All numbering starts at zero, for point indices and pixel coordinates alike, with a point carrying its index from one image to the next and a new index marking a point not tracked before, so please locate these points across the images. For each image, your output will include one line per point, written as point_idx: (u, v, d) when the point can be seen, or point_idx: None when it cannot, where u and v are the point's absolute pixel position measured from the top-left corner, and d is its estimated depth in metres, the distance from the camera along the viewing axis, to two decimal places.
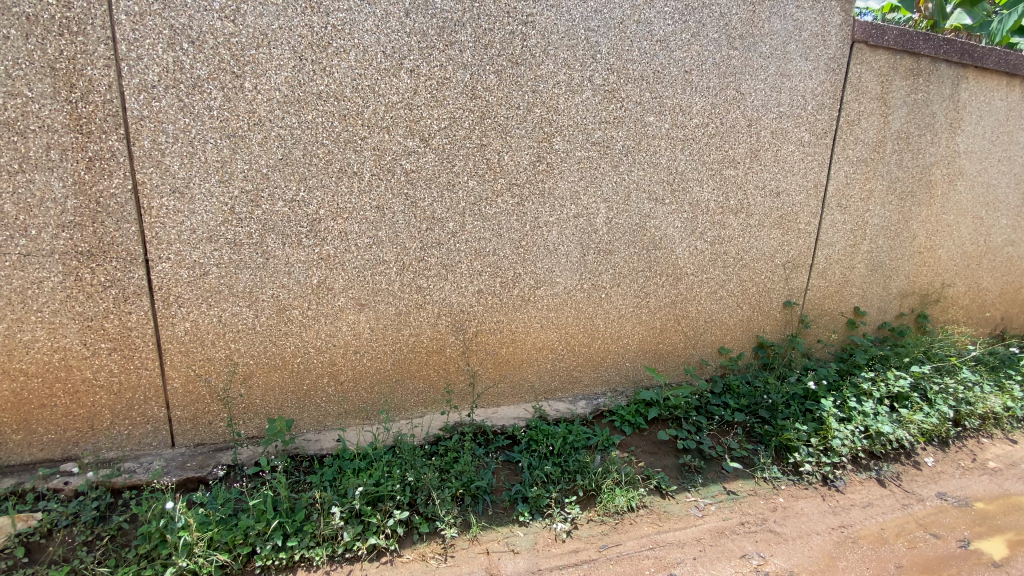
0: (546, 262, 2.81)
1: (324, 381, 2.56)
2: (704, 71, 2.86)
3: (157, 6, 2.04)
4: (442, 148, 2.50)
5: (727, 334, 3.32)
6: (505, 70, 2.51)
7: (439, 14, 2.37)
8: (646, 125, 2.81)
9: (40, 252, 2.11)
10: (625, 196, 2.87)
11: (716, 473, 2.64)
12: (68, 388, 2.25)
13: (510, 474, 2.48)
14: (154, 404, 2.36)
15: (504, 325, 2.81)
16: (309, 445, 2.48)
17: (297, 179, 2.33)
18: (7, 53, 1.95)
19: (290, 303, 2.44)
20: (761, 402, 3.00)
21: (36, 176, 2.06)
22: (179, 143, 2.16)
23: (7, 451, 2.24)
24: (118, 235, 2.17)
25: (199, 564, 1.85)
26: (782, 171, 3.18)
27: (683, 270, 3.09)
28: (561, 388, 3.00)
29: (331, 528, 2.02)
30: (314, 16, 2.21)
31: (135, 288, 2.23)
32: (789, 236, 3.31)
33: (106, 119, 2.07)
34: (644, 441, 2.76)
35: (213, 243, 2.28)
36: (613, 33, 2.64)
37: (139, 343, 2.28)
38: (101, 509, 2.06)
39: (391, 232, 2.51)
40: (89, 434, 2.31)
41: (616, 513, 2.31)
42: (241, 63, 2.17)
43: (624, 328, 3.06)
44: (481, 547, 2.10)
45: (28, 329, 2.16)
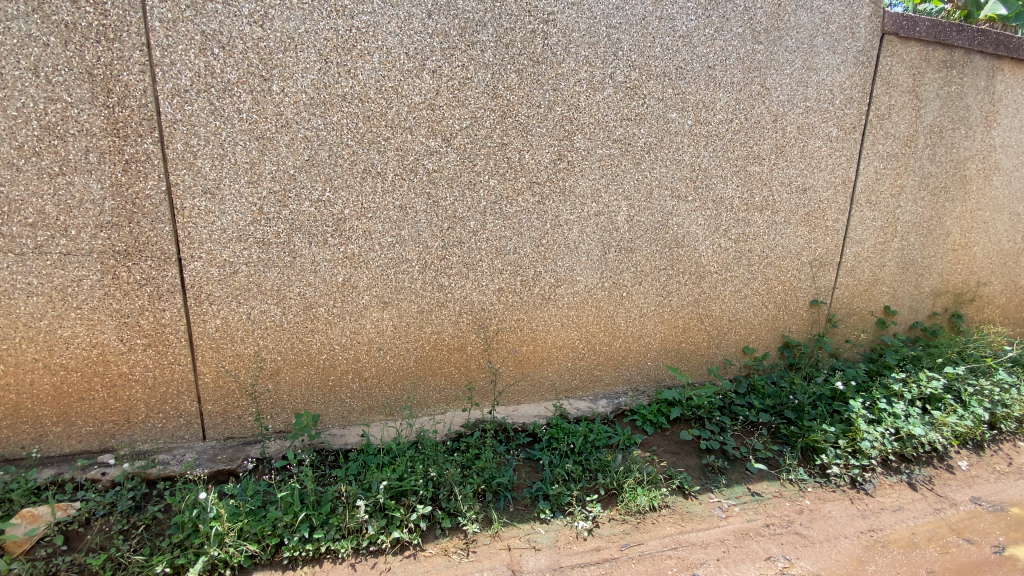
0: (567, 261, 2.81)
1: (348, 377, 2.61)
2: (728, 67, 2.82)
3: (189, 13, 2.10)
4: (464, 147, 2.52)
5: (751, 334, 3.27)
6: (526, 69, 2.52)
7: (460, 14, 2.38)
8: (669, 122, 2.79)
9: (79, 252, 2.20)
10: (647, 193, 2.85)
11: (740, 474, 2.60)
12: (106, 382, 2.34)
13: (531, 471, 2.48)
14: (186, 398, 2.43)
15: (524, 323, 2.82)
16: (334, 440, 2.53)
17: (323, 179, 2.38)
18: (48, 60, 2.03)
19: (316, 301, 2.49)
20: (787, 403, 2.95)
21: (75, 178, 2.14)
22: (210, 145, 2.22)
23: (48, 442, 2.33)
24: (153, 235, 2.25)
25: (229, 554, 1.91)
26: (809, 167, 3.12)
27: (706, 268, 3.06)
28: (582, 387, 2.99)
29: (356, 521, 2.05)
30: (340, 19, 2.25)
31: (169, 286, 2.30)
32: (816, 233, 3.24)
33: (141, 123, 2.15)
34: (666, 441, 2.73)
35: (242, 242, 2.34)
36: (635, 29, 2.62)
37: (172, 339, 2.35)
38: (137, 499, 2.13)
39: (414, 231, 2.54)
40: (126, 426, 2.40)
41: (638, 513, 2.30)
42: (269, 67, 2.22)
43: (646, 327, 3.04)
44: (503, 543, 2.11)
45: (68, 325, 2.25)
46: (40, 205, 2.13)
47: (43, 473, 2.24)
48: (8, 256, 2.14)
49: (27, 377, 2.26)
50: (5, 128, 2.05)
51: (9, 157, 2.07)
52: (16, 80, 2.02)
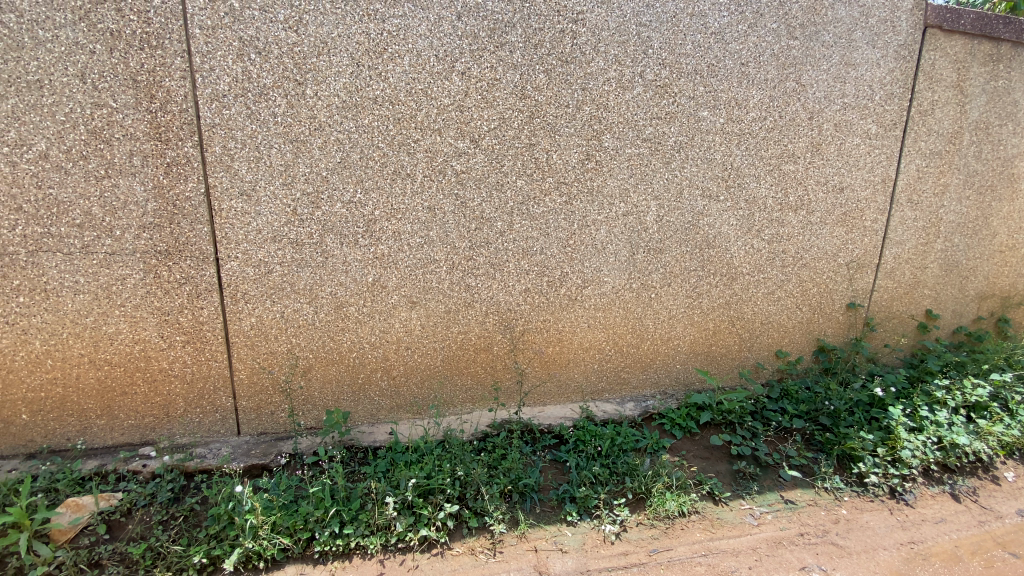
0: (594, 262, 2.78)
1: (377, 375, 2.65)
2: (762, 63, 2.75)
3: (228, 20, 2.16)
4: (492, 148, 2.53)
5: (785, 337, 3.18)
6: (554, 69, 2.51)
7: (489, 16, 2.39)
8: (700, 120, 2.74)
9: (123, 252, 2.29)
10: (677, 193, 2.80)
11: (773, 481, 2.53)
12: (147, 377, 2.43)
13: (557, 473, 2.46)
14: (222, 393, 2.51)
15: (551, 324, 2.81)
16: (363, 437, 2.57)
17: (354, 181, 2.42)
18: (95, 67, 2.12)
19: (346, 300, 2.53)
20: (822, 409, 2.86)
21: (120, 181, 2.23)
22: (247, 148, 2.29)
23: (93, 434, 2.44)
24: (192, 235, 2.32)
25: (263, 546, 1.96)
26: (846, 165, 3.02)
27: (737, 269, 2.99)
28: (609, 389, 2.97)
29: (385, 518, 2.07)
30: (371, 23, 2.29)
31: (207, 285, 2.37)
32: (853, 234, 3.13)
33: (182, 127, 2.22)
34: (696, 445, 2.68)
35: (277, 242, 2.40)
36: (666, 27, 2.59)
37: (210, 336, 2.43)
38: (175, 491, 2.21)
39: (442, 232, 2.56)
40: (165, 420, 2.48)
41: (667, 518, 2.26)
42: (303, 71, 2.27)
43: (675, 330, 2.99)
44: (529, 544, 2.11)
45: (113, 322, 2.34)
46: (87, 207, 2.23)
47: (88, 464, 2.33)
48: (57, 255, 2.24)
49: (74, 371, 2.36)
50: (55, 132, 2.14)
51: (58, 161, 2.17)
52: (65, 87, 2.12)
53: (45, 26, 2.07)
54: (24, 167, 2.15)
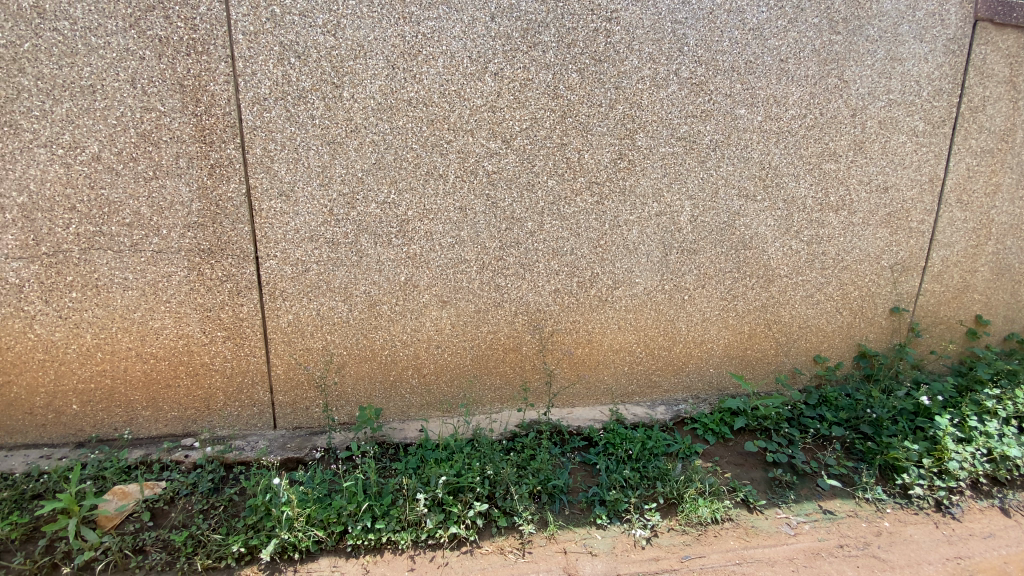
0: (626, 262, 2.75)
1: (408, 373, 2.69)
2: (802, 59, 2.67)
3: (269, 25, 2.23)
4: (524, 148, 2.53)
5: (824, 342, 3.08)
6: (587, 68, 2.49)
7: (523, 16, 2.39)
8: (737, 118, 2.68)
9: (169, 250, 2.38)
10: (712, 193, 2.75)
11: (811, 490, 2.45)
12: (190, 371, 2.52)
13: (587, 475, 2.44)
14: (259, 388, 2.58)
15: (581, 325, 2.79)
16: (394, 434, 2.60)
17: (388, 182, 2.46)
18: (145, 73, 2.21)
19: (379, 299, 2.57)
20: (863, 417, 2.75)
21: (167, 182, 2.32)
22: (286, 150, 2.35)
23: (138, 425, 2.54)
24: (233, 235, 2.39)
25: (298, 538, 2.00)
26: (890, 164, 2.90)
27: (774, 271, 2.91)
28: (639, 392, 2.93)
29: (415, 514, 2.09)
30: (406, 25, 2.32)
31: (247, 282, 2.45)
32: (898, 235, 3.01)
33: (225, 129, 2.30)
34: (729, 451, 2.62)
35: (314, 242, 2.45)
36: (702, 23, 2.54)
37: (249, 332, 2.50)
38: (215, 482, 2.28)
39: (473, 232, 2.58)
40: (206, 413, 2.57)
41: (699, 524, 2.21)
42: (341, 74, 2.32)
43: (709, 333, 2.93)
44: (559, 546, 2.10)
45: (159, 317, 2.44)
46: (136, 206, 2.33)
47: (134, 453, 2.43)
48: (108, 253, 2.35)
49: (122, 364, 2.47)
50: (107, 135, 2.25)
51: (110, 162, 2.28)
52: (117, 92, 2.22)
53: (98, 34, 2.17)
54: (78, 169, 2.26)
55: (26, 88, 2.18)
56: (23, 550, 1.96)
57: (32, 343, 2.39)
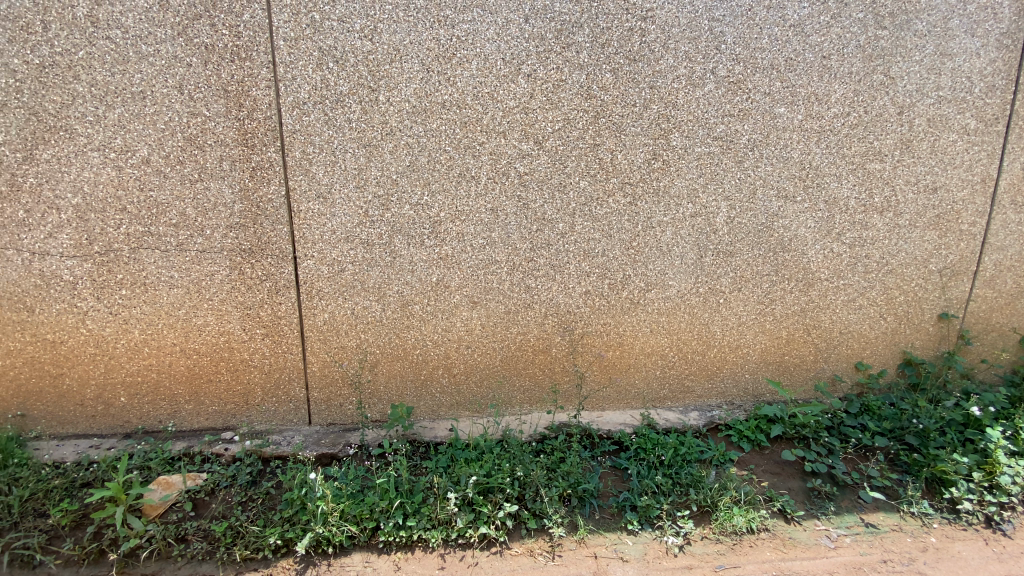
0: (659, 265, 2.71)
1: (439, 372, 2.71)
2: (846, 56, 2.58)
3: (309, 31, 2.29)
4: (556, 149, 2.52)
5: (866, 348, 2.97)
6: (622, 67, 2.47)
7: (557, 17, 2.39)
8: (776, 117, 2.61)
9: (212, 250, 2.46)
10: (750, 193, 2.68)
11: (852, 502, 2.36)
12: (230, 367, 2.60)
13: (617, 480, 2.40)
14: (296, 384, 2.65)
15: (612, 327, 2.76)
16: (425, 433, 2.62)
17: (422, 184, 2.49)
18: (192, 79, 2.30)
19: (412, 299, 2.61)
20: (908, 427, 2.64)
21: (211, 184, 2.40)
22: (324, 153, 2.41)
23: (181, 418, 2.64)
24: (273, 235, 2.46)
25: (332, 532, 2.04)
26: (939, 164, 2.77)
27: (814, 275, 2.82)
28: (671, 397, 2.88)
29: (446, 513, 2.11)
30: (441, 29, 2.34)
31: (285, 281, 2.51)
32: (947, 238, 2.87)
33: (266, 133, 2.37)
34: (766, 460, 2.54)
35: (349, 243, 2.50)
36: (740, 21, 2.48)
37: (286, 330, 2.57)
38: (253, 475, 2.35)
39: (503, 233, 2.58)
40: (245, 408, 2.65)
41: (734, 533, 2.16)
42: (377, 78, 2.36)
43: (744, 337, 2.86)
44: (589, 550, 2.08)
45: (202, 314, 2.53)
46: (182, 207, 2.42)
47: (177, 445, 2.52)
48: (156, 252, 2.45)
49: (167, 359, 2.57)
50: (156, 139, 2.35)
51: (158, 165, 2.37)
52: (165, 97, 2.31)
53: (149, 42, 2.27)
54: (129, 171, 2.37)
55: (81, 95, 2.29)
56: (73, 535, 2.05)
57: (84, 338, 2.52)
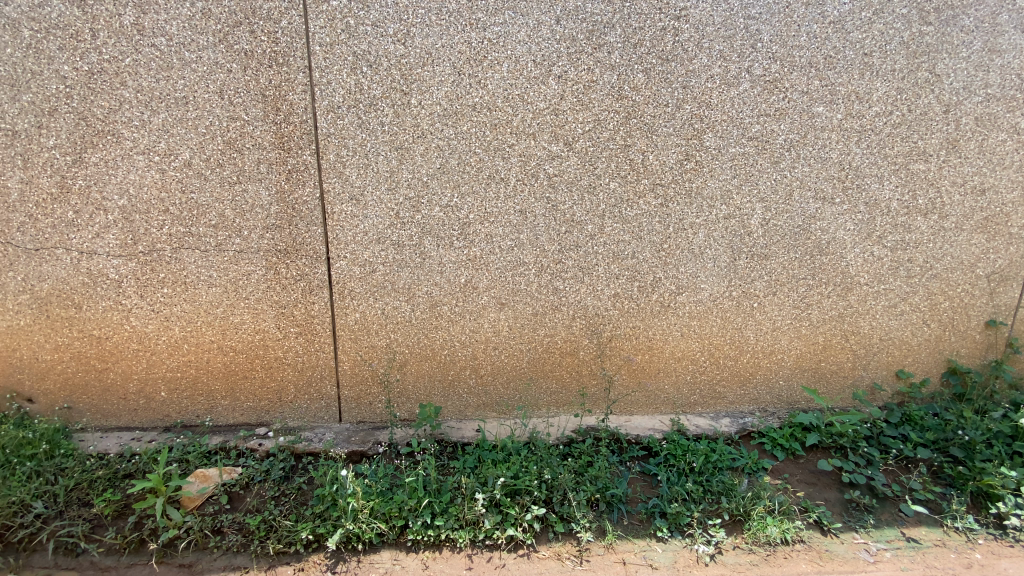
0: (690, 267, 2.67)
1: (466, 373, 2.73)
2: (888, 52, 2.50)
3: (344, 36, 2.33)
4: (586, 151, 2.51)
5: (908, 356, 2.86)
6: (654, 67, 2.44)
7: (589, 17, 2.38)
8: (814, 117, 2.54)
9: (249, 250, 2.53)
10: (786, 194, 2.61)
11: (891, 515, 2.27)
12: (265, 364, 2.67)
13: (646, 486, 2.37)
14: (327, 382, 2.70)
15: (641, 331, 2.73)
16: (452, 433, 2.64)
17: (452, 186, 2.51)
18: (232, 84, 2.37)
19: (441, 300, 2.63)
20: (953, 439, 2.52)
21: (249, 186, 2.47)
22: (357, 155, 2.45)
23: (218, 413, 2.72)
24: (308, 236, 2.52)
25: (362, 529, 2.07)
26: (988, 164, 2.65)
27: (853, 279, 2.73)
28: (702, 403, 2.82)
29: (473, 514, 2.11)
30: (473, 32, 2.36)
31: (319, 281, 2.56)
32: (996, 242, 2.74)
33: (302, 136, 2.42)
34: (801, 469, 2.47)
35: (381, 244, 2.54)
36: (777, 18, 2.43)
37: (319, 329, 2.62)
38: (286, 470, 2.40)
39: (532, 235, 2.58)
40: (278, 404, 2.72)
41: (768, 544, 2.10)
42: (409, 81, 2.39)
43: (779, 342, 2.79)
44: (617, 556, 2.05)
45: (239, 313, 2.60)
46: (221, 209, 2.49)
47: (213, 439, 2.60)
48: (196, 252, 2.54)
49: (205, 355, 2.65)
50: (198, 143, 2.43)
51: (199, 168, 2.45)
52: (206, 102, 2.39)
53: (191, 49, 2.35)
54: (171, 174, 2.45)
55: (128, 100, 2.39)
56: (115, 525, 2.13)
57: (128, 334, 2.62)
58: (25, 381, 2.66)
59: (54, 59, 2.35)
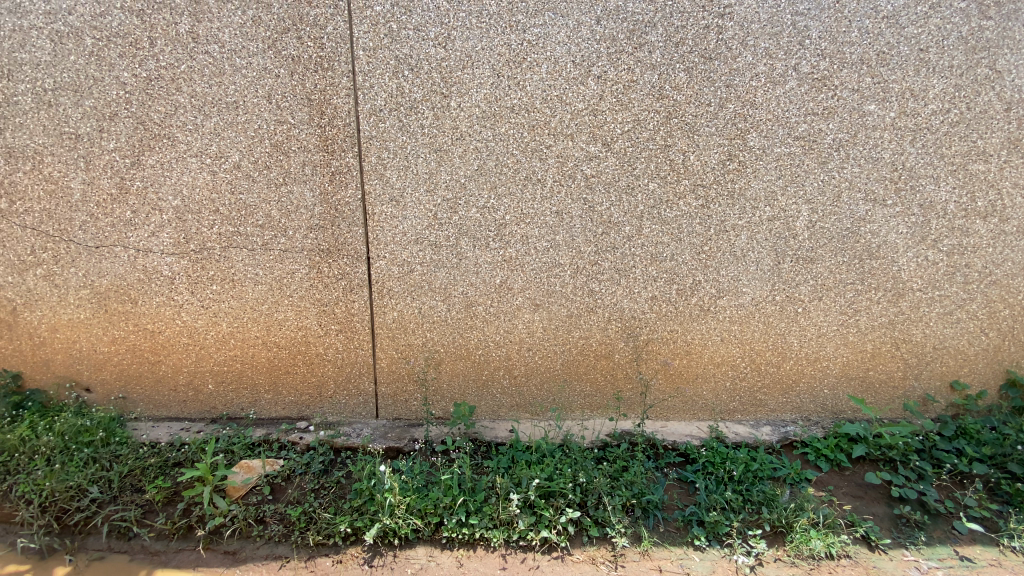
0: (731, 270, 2.61)
1: (500, 373, 2.74)
2: (946, 48, 2.38)
3: (387, 41, 2.38)
4: (625, 151, 2.49)
5: (963, 366, 2.71)
6: (696, 66, 2.40)
7: (630, 17, 2.36)
8: (865, 115, 2.44)
9: (294, 249, 2.61)
10: (834, 196, 2.53)
11: (944, 532, 2.17)
12: (306, 360, 2.75)
13: (683, 493, 2.33)
14: (365, 379, 2.76)
15: (679, 335, 2.69)
16: (486, 432, 2.66)
17: (489, 188, 2.53)
18: (280, 89, 2.46)
19: (476, 300, 2.65)
20: (1012, 454, 2.38)
21: (294, 188, 2.55)
22: (398, 157, 2.50)
23: (261, 406, 2.82)
24: (349, 236, 2.58)
25: (399, 525, 2.10)
26: None
27: (905, 285, 2.62)
28: (742, 410, 2.75)
29: (507, 514, 2.12)
30: (513, 34, 2.37)
31: (359, 280, 2.63)
32: None
33: (345, 139, 2.49)
34: (846, 481, 2.38)
35: (419, 244, 2.59)
36: (827, 14, 2.35)
37: (359, 327, 2.68)
38: (326, 464, 2.47)
39: (568, 236, 2.58)
40: (318, 399, 2.79)
41: (812, 558, 2.03)
42: (449, 84, 2.42)
43: (825, 349, 2.69)
44: (653, 563, 2.02)
45: (283, 310, 2.69)
46: (267, 210, 2.58)
47: (257, 431, 2.69)
48: (243, 251, 2.63)
49: (251, 350, 2.75)
50: (247, 146, 2.52)
51: (247, 170, 2.55)
52: (255, 107, 2.48)
53: (242, 55, 2.44)
54: (221, 176, 2.56)
55: (182, 105, 2.50)
56: (165, 511, 2.23)
57: (179, 328, 2.74)
58: (84, 371, 2.81)
59: (115, 66, 2.48)
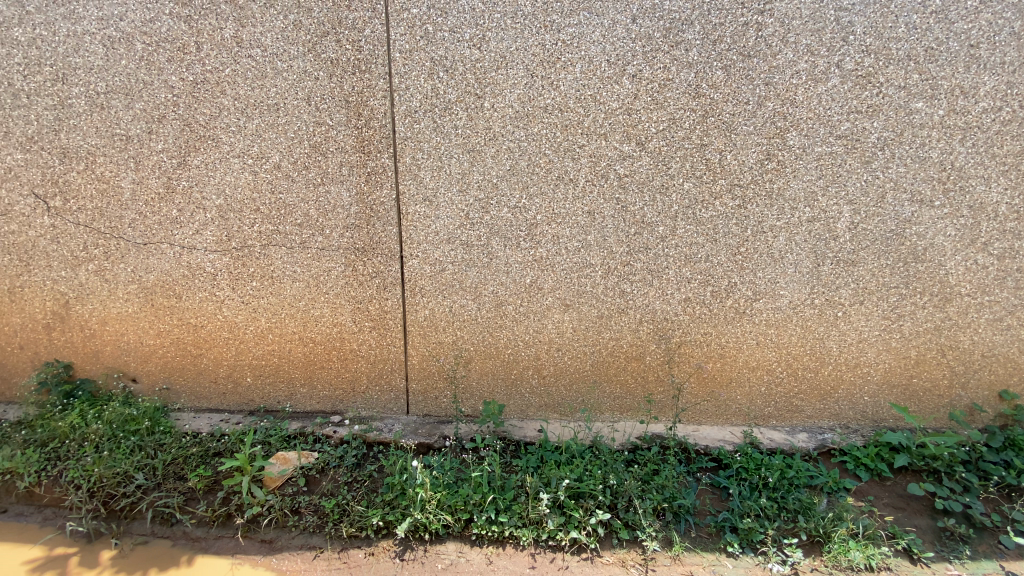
0: (768, 272, 2.55)
1: (530, 373, 2.75)
2: (1000, 43, 2.28)
3: (423, 43, 2.42)
4: (659, 150, 2.46)
5: (1015, 375, 2.59)
6: (734, 64, 2.36)
7: (666, 15, 2.33)
8: (912, 113, 2.36)
9: (330, 247, 2.68)
10: (877, 197, 2.45)
11: (991, 547, 2.07)
12: (340, 355, 2.81)
13: (715, 499, 2.29)
14: (397, 375, 2.80)
15: (712, 338, 2.65)
16: (515, 432, 2.67)
17: (521, 188, 2.54)
18: (319, 91, 2.52)
19: (506, 299, 2.67)
20: None
21: (331, 188, 2.61)
22: (432, 158, 2.53)
23: (297, 400, 2.90)
24: (383, 236, 2.63)
25: (429, 520, 2.13)
26: None
27: (953, 289, 2.51)
28: (777, 416, 2.69)
29: (537, 513, 2.12)
30: (548, 34, 2.37)
31: (392, 279, 2.67)
32: None
33: (380, 140, 2.53)
34: (887, 492, 2.31)
35: (450, 244, 2.62)
36: (872, 9, 2.28)
37: (391, 324, 2.73)
38: (359, 457, 2.52)
39: (600, 236, 2.57)
40: (351, 394, 2.86)
41: (851, 569, 1.97)
42: (483, 84, 2.45)
43: (865, 355, 2.61)
44: (684, 568, 2.00)
45: (319, 306, 2.76)
46: (305, 209, 2.65)
47: (292, 424, 2.76)
48: (282, 249, 2.71)
49: (287, 345, 2.83)
50: (287, 146, 2.59)
51: (287, 170, 2.62)
52: (295, 109, 2.55)
53: (283, 58, 2.51)
54: (262, 175, 2.64)
55: (226, 107, 2.59)
56: (205, 499, 2.32)
57: (220, 323, 2.84)
58: (131, 362, 2.94)
59: (164, 71, 2.59)
